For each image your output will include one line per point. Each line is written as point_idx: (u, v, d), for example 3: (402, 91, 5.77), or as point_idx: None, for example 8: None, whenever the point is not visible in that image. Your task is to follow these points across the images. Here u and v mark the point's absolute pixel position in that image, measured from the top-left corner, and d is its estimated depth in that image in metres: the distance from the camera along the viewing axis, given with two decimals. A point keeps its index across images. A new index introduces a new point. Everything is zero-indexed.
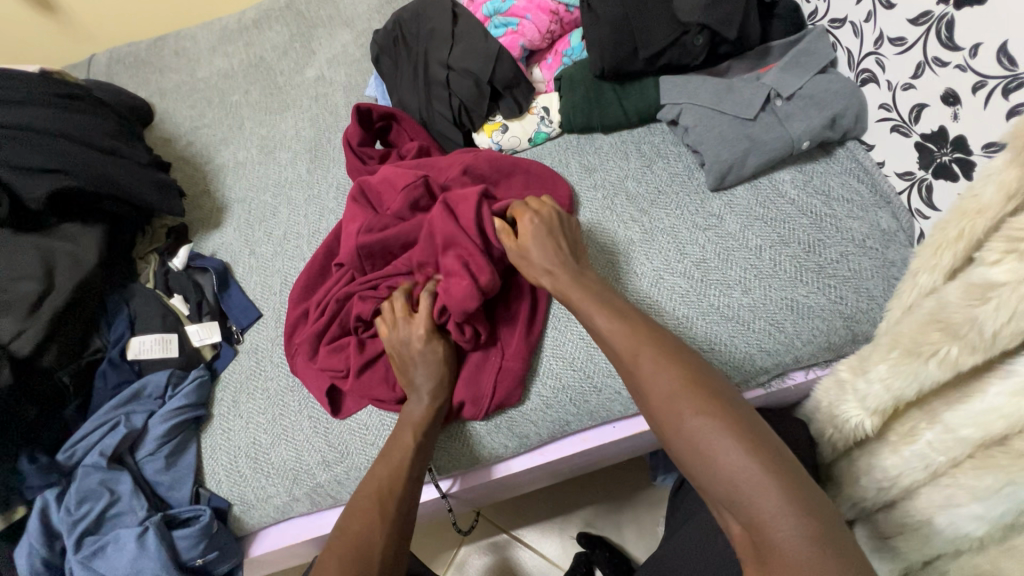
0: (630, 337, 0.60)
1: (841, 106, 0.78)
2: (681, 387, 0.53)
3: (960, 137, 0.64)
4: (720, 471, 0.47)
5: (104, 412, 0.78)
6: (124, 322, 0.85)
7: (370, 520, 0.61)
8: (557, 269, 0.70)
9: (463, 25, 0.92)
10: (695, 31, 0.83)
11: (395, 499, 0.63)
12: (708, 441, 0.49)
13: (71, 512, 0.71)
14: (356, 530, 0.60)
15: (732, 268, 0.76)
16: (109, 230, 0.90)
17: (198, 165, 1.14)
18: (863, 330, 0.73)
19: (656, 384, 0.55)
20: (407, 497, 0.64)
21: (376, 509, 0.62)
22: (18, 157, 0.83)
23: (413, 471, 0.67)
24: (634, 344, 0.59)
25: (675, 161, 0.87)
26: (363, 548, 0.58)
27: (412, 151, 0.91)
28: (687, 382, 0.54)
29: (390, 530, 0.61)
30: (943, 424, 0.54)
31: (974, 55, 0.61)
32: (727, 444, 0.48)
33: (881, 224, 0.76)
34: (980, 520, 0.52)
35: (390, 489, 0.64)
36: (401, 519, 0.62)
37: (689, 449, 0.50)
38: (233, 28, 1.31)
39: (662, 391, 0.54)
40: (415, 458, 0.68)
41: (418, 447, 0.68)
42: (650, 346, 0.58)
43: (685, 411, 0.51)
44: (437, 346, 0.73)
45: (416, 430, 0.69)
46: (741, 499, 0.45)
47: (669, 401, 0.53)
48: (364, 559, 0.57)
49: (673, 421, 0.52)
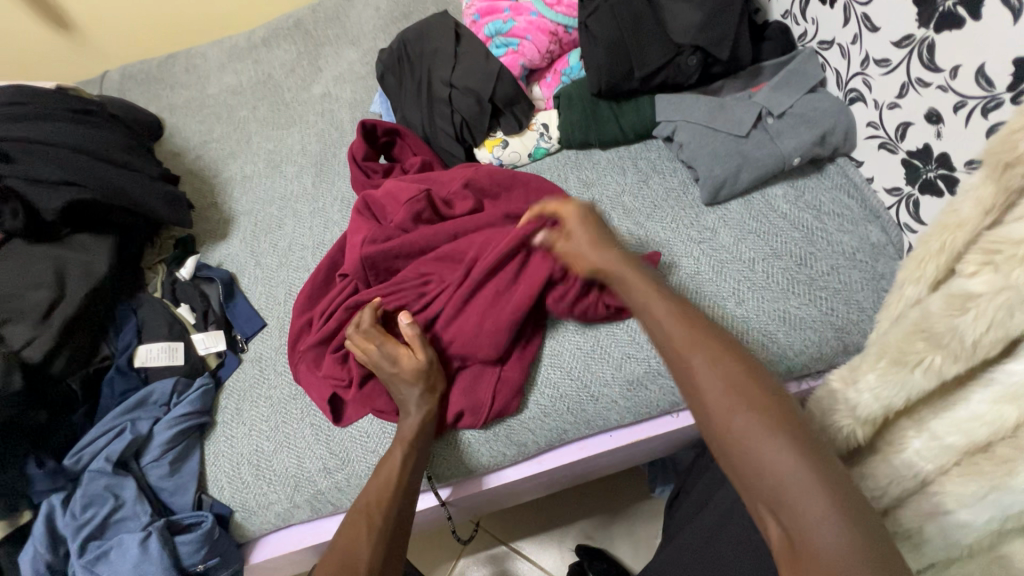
0: (676, 322, 0.53)
1: (830, 125, 0.80)
2: (725, 378, 0.47)
3: (944, 153, 0.67)
4: (766, 472, 0.42)
5: (110, 418, 0.79)
6: (132, 331, 0.87)
7: (358, 531, 0.62)
8: (609, 258, 0.65)
9: (465, 46, 0.96)
10: (688, 52, 0.86)
11: (385, 510, 0.65)
12: (760, 442, 0.43)
13: (76, 517, 0.72)
14: (343, 540, 0.61)
15: (725, 280, 0.78)
16: (118, 240, 0.92)
17: (206, 178, 1.17)
18: (854, 341, 0.74)
19: (701, 369, 0.49)
20: (398, 508, 0.65)
21: (365, 521, 0.63)
22: (33, 169, 0.86)
23: (405, 485, 0.68)
24: (687, 328, 0.52)
25: (670, 176, 0.90)
26: (349, 555, 0.59)
27: (417, 166, 0.94)
28: (729, 372, 0.48)
29: (377, 541, 0.61)
30: (930, 432, 0.56)
31: (954, 77, 0.63)
32: (777, 442, 0.43)
33: (870, 238, 0.78)
34: (968, 527, 0.53)
35: (380, 501, 0.66)
36: (390, 528, 0.63)
37: (733, 449, 0.45)
38: (243, 46, 1.35)
39: (707, 376, 0.48)
40: (405, 469, 0.69)
41: (410, 459, 0.70)
42: (693, 329, 0.52)
43: (726, 409, 0.46)
44: (409, 367, 0.73)
45: (405, 443, 0.71)
46: (783, 503, 0.41)
47: (716, 388, 0.47)
48: (350, 568, 0.58)
49: (719, 412, 0.46)
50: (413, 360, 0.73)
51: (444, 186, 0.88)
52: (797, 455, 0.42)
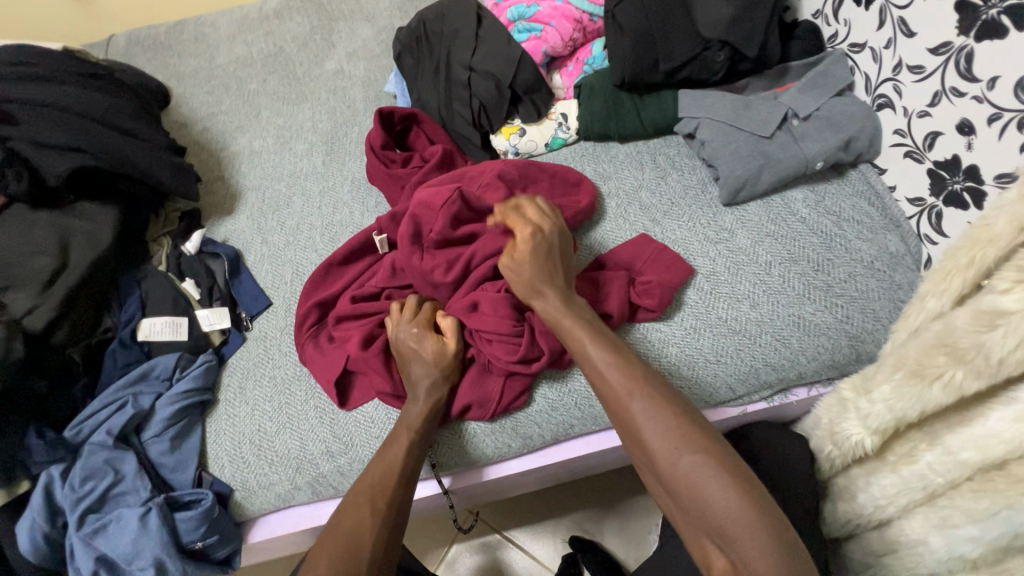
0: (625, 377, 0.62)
1: (856, 129, 0.79)
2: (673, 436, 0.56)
3: (973, 165, 0.66)
4: (712, 512, 0.51)
5: (112, 391, 0.78)
6: (135, 303, 0.86)
7: (361, 516, 0.62)
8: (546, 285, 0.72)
9: (486, 29, 0.94)
10: (717, 47, 0.84)
11: (388, 500, 0.64)
12: (698, 482, 0.53)
13: (75, 489, 0.72)
14: (344, 529, 0.61)
15: (740, 282, 0.78)
16: (123, 211, 0.90)
17: (213, 151, 1.14)
18: (868, 350, 0.74)
19: (648, 423, 0.58)
20: (400, 495, 0.65)
21: (368, 509, 0.63)
22: (40, 133, 0.84)
23: (407, 473, 0.67)
24: (626, 379, 0.61)
25: (689, 174, 0.88)
26: (351, 548, 0.59)
27: (439, 153, 0.91)
28: (680, 426, 0.57)
29: (379, 529, 0.62)
30: (944, 446, 0.56)
31: (991, 88, 0.62)
32: (716, 484, 0.52)
33: (889, 247, 0.77)
34: (975, 542, 0.53)
35: (383, 486, 0.65)
36: (390, 520, 0.63)
37: (680, 488, 0.54)
38: (255, 17, 1.32)
39: (649, 426, 0.58)
40: (409, 460, 0.68)
41: (413, 451, 0.69)
42: (645, 391, 0.60)
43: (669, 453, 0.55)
44: (432, 349, 0.74)
45: (410, 430, 0.70)
46: (729, 538, 0.50)
47: (662, 440, 0.56)
48: (350, 558, 0.58)
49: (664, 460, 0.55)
50: (440, 346, 0.74)
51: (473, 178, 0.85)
52: (739, 498, 0.51)
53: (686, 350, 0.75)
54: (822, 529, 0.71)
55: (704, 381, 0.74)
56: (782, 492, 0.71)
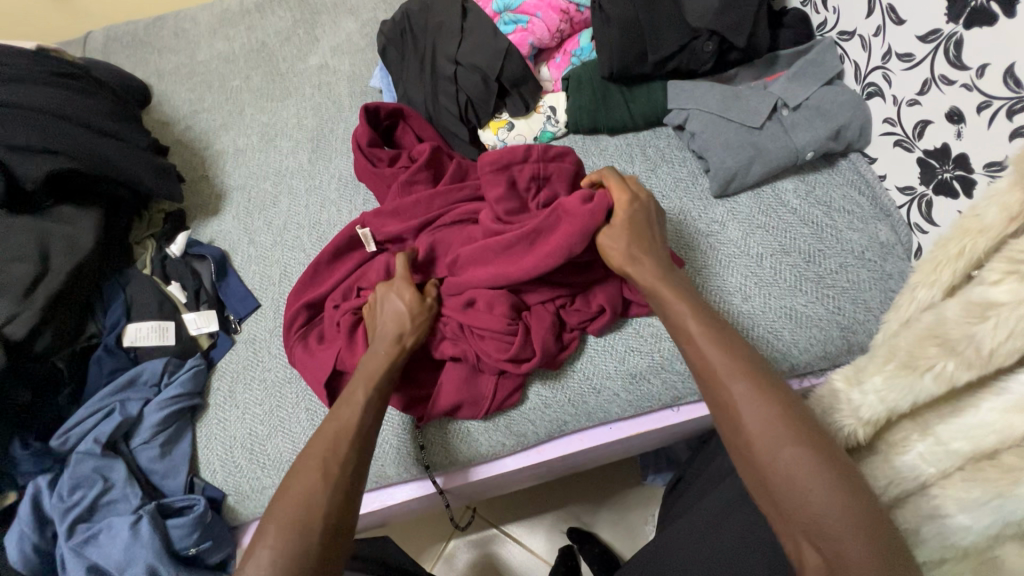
0: (726, 357, 0.57)
1: (846, 119, 0.79)
2: (781, 426, 0.52)
3: (962, 154, 0.66)
4: (809, 503, 0.48)
5: (99, 398, 0.77)
6: (120, 309, 0.84)
7: (312, 480, 0.58)
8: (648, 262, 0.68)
9: (472, 21, 0.92)
10: (705, 37, 0.84)
11: (341, 463, 0.60)
12: (799, 475, 0.49)
13: (63, 499, 0.71)
14: (295, 494, 0.57)
15: (732, 275, 0.77)
16: (105, 214, 0.89)
17: (196, 150, 1.12)
18: (859, 341, 0.74)
19: (748, 408, 0.54)
20: (356, 457, 0.61)
21: (320, 473, 0.58)
22: (14, 136, 0.82)
23: (363, 435, 0.63)
24: (726, 358, 0.57)
25: (679, 166, 0.87)
26: (302, 513, 0.56)
27: (428, 150, 0.88)
28: (779, 416, 0.52)
29: (335, 493, 0.58)
30: (934, 436, 0.56)
31: (981, 75, 0.62)
32: (815, 477, 0.49)
33: (880, 237, 0.77)
34: (969, 531, 0.52)
35: (336, 448, 0.61)
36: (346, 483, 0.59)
37: (780, 478, 0.50)
38: (235, 11, 1.29)
39: (745, 411, 0.54)
40: (366, 416, 0.64)
41: (370, 409, 0.65)
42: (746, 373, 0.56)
43: (771, 442, 0.51)
44: (410, 299, 0.73)
45: (369, 386, 0.65)
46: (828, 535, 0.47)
47: (759, 428, 0.52)
48: (305, 521, 0.55)
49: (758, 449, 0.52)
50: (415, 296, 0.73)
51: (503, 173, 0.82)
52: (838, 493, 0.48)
53: None
54: None
55: None
56: None
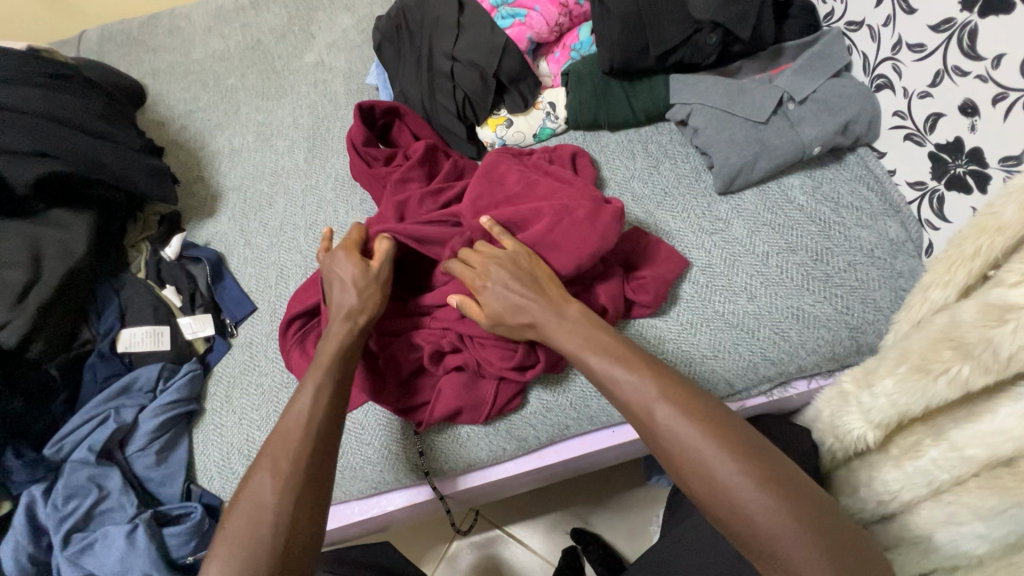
0: (640, 383, 0.55)
1: (854, 112, 0.76)
2: (710, 444, 0.49)
3: (976, 148, 0.63)
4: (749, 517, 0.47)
5: (92, 406, 0.76)
6: (114, 314, 0.83)
7: (262, 479, 0.55)
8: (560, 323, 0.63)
9: (469, 16, 0.90)
10: (708, 29, 0.81)
11: (292, 458, 0.57)
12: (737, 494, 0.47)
13: (58, 508, 0.71)
14: (247, 496, 0.55)
15: (737, 274, 0.75)
16: (98, 218, 0.87)
17: (192, 151, 1.10)
18: (868, 341, 0.72)
19: (674, 434, 0.51)
20: (311, 451, 0.57)
21: (273, 472, 0.56)
22: (3, 140, 0.80)
23: (318, 427, 0.59)
24: (638, 383, 0.55)
25: (682, 162, 0.85)
26: (254, 515, 0.53)
27: (423, 147, 0.86)
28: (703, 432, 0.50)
29: (287, 491, 0.55)
30: (948, 442, 0.54)
31: (996, 66, 0.59)
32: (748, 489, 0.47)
33: (890, 234, 0.75)
34: (983, 539, 0.52)
35: (289, 442, 0.58)
36: (298, 479, 0.56)
37: (716, 502, 0.48)
38: (230, 8, 1.27)
39: (669, 437, 0.51)
40: (318, 406, 0.60)
41: (319, 401, 0.61)
42: (658, 393, 0.53)
43: (705, 467, 0.49)
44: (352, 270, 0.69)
45: (318, 375, 0.63)
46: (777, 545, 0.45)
47: (685, 454, 0.50)
48: (256, 523, 0.53)
49: (692, 475, 0.50)
50: (360, 267, 0.69)
51: (504, 166, 0.80)
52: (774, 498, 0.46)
53: (683, 346, 0.73)
54: None
55: (702, 378, 0.72)
56: None
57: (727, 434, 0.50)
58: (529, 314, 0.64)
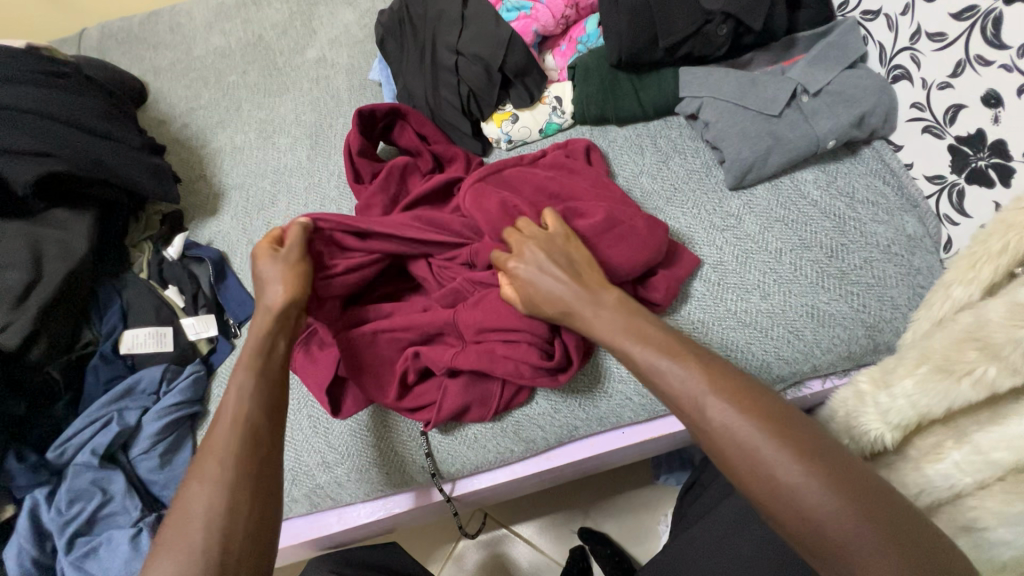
0: (685, 370, 0.50)
1: (870, 105, 0.74)
2: (769, 438, 0.44)
3: (999, 141, 0.61)
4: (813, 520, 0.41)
5: (95, 408, 0.75)
6: (116, 314, 0.82)
7: (187, 490, 0.49)
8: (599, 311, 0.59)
9: (473, 9, 0.88)
10: (719, 20, 0.79)
11: (217, 460, 0.50)
12: (802, 496, 0.42)
13: (62, 512, 0.70)
14: (173, 510, 0.49)
15: (750, 272, 0.74)
16: (99, 218, 0.86)
17: (193, 149, 1.09)
18: (885, 340, 0.70)
19: (729, 426, 0.46)
20: (238, 449, 0.51)
21: (195, 479, 0.49)
22: (3, 139, 0.79)
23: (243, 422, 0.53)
24: (688, 371, 0.50)
25: (693, 157, 0.83)
26: (178, 528, 0.47)
27: (397, 166, 0.84)
28: (760, 425, 0.45)
29: (210, 498, 0.48)
30: (971, 445, 0.52)
31: (1022, 55, 0.57)
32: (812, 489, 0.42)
33: (907, 229, 0.73)
34: (1012, 547, 0.49)
35: (216, 444, 0.51)
36: (231, 475, 0.50)
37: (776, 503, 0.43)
38: (231, 4, 1.25)
39: (721, 429, 0.46)
40: (248, 401, 0.54)
41: (248, 390, 0.55)
42: (707, 381, 0.49)
43: (767, 464, 0.43)
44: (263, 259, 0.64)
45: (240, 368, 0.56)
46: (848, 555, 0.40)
47: (741, 447, 0.45)
48: (179, 536, 0.47)
49: (749, 472, 0.44)
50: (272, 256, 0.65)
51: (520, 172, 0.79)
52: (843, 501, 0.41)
53: (695, 345, 0.71)
54: None
55: None
56: None
57: (786, 427, 0.45)
58: (567, 305, 0.60)
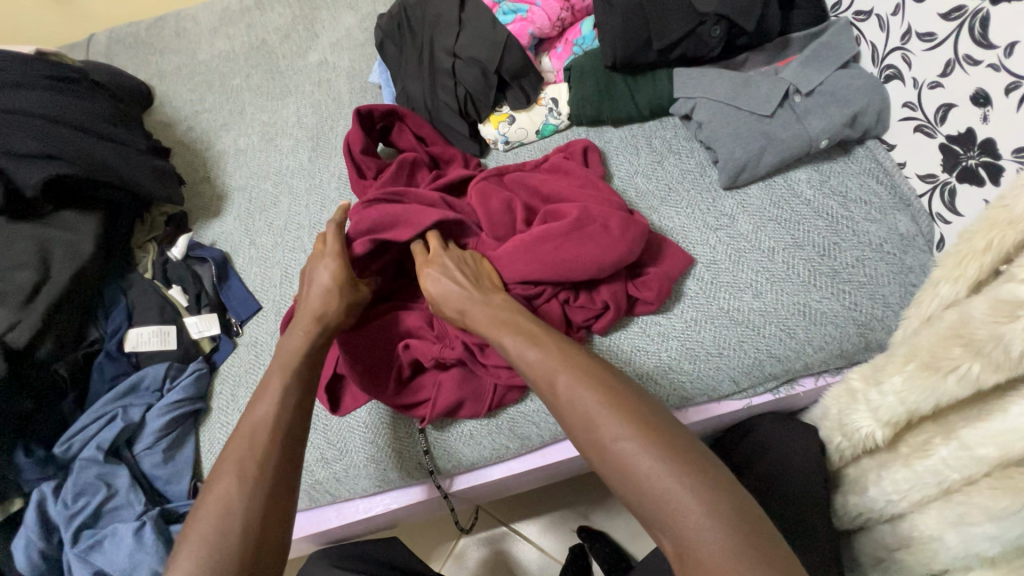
0: (548, 359, 0.56)
1: (863, 104, 0.75)
2: (611, 411, 0.49)
3: (989, 139, 0.62)
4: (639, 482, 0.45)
5: (101, 405, 0.77)
6: (121, 314, 0.84)
7: (228, 487, 0.52)
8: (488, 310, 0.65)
9: (470, 12, 0.89)
10: (712, 22, 0.80)
11: (258, 461, 0.55)
12: (632, 460, 0.45)
13: (68, 505, 0.72)
14: (215, 504, 0.51)
15: (743, 270, 0.74)
16: (105, 219, 0.88)
17: (198, 151, 1.11)
18: (877, 337, 0.70)
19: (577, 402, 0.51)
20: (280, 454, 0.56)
21: (239, 476, 0.53)
22: (12, 143, 0.81)
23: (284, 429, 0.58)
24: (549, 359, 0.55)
25: (687, 157, 0.84)
26: (220, 520, 0.50)
27: (406, 161, 0.84)
28: (604, 401, 0.50)
29: (254, 495, 0.52)
30: (959, 441, 0.53)
31: (1009, 54, 0.58)
32: (639, 452, 0.45)
33: (900, 228, 0.73)
34: (993, 540, 0.50)
35: (253, 446, 0.56)
36: (270, 476, 0.54)
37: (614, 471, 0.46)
38: (235, 9, 1.27)
39: (575, 406, 0.51)
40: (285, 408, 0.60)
41: (286, 402, 0.60)
42: (564, 365, 0.54)
43: (604, 435, 0.48)
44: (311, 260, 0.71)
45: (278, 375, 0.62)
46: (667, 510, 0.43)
47: (584, 420, 0.50)
48: (224, 529, 0.50)
49: (592, 444, 0.48)
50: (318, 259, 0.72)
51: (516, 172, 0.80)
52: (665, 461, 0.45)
53: (688, 343, 0.72)
54: (833, 523, 0.68)
55: (708, 375, 0.71)
56: (793, 490, 0.68)
57: (628, 403, 0.49)
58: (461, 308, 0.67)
